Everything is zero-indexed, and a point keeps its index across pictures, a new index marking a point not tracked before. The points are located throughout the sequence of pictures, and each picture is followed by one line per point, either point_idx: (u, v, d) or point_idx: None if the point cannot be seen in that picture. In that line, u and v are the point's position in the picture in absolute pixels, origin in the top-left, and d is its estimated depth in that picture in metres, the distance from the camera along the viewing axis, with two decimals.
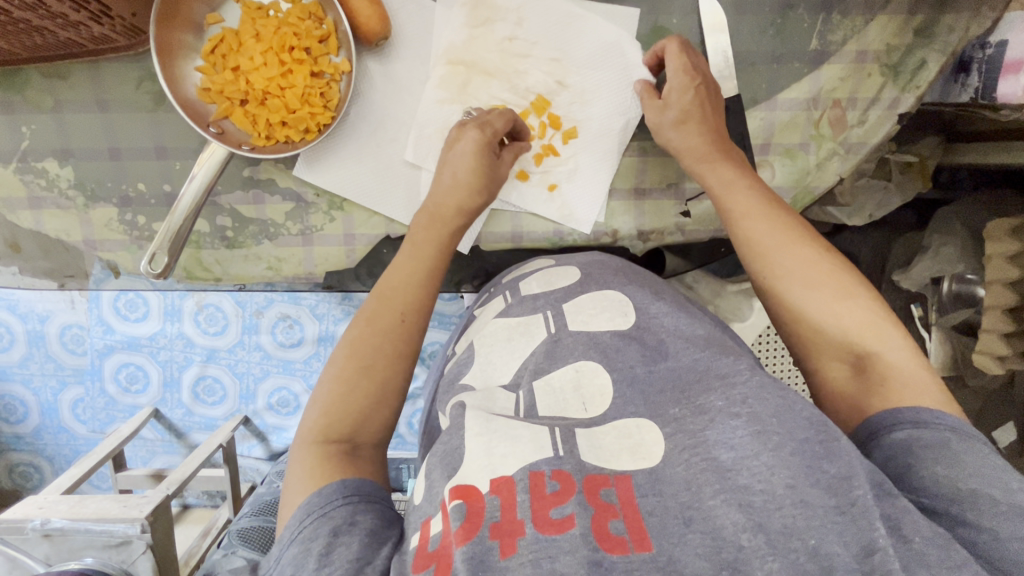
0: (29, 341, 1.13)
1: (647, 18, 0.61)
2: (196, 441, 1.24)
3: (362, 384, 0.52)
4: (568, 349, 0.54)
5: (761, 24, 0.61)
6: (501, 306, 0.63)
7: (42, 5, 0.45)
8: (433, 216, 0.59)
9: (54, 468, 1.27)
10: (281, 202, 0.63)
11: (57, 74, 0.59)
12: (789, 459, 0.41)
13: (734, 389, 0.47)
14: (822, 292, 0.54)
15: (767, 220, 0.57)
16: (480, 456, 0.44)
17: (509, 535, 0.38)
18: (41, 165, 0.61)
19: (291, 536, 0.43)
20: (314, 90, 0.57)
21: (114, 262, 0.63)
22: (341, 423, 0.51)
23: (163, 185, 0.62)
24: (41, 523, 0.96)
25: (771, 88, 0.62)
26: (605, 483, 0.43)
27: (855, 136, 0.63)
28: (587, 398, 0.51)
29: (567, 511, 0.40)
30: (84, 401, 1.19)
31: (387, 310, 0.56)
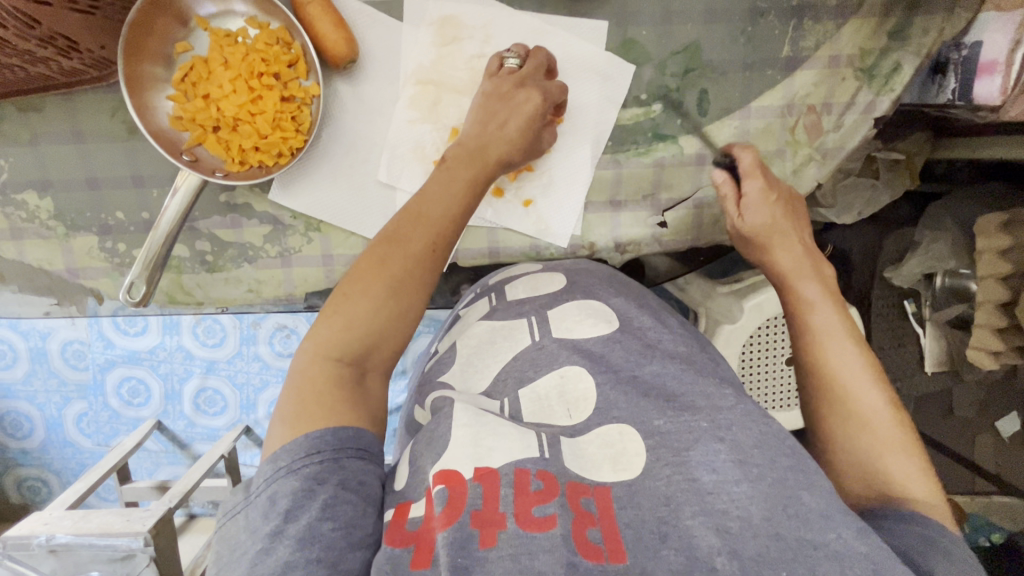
0: (31, 358, 1.14)
1: (615, 30, 0.60)
2: (198, 452, 1.26)
3: (387, 304, 0.50)
4: (553, 357, 0.55)
5: (731, 32, 0.60)
6: (485, 308, 0.63)
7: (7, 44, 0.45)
8: (474, 155, 0.57)
9: (60, 482, 1.29)
10: (258, 225, 0.63)
11: (32, 107, 0.59)
12: (767, 492, 0.42)
13: (720, 415, 0.48)
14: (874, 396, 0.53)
15: (836, 320, 0.57)
16: (467, 444, 0.45)
17: (491, 526, 0.40)
18: (22, 197, 0.61)
19: (291, 466, 0.43)
20: (285, 114, 0.57)
21: (97, 289, 0.64)
22: (358, 340, 0.48)
23: (141, 213, 0.62)
24: (47, 539, 0.98)
25: (743, 97, 0.62)
26: (585, 492, 0.44)
27: (831, 141, 0.63)
28: (572, 404, 0.52)
29: (548, 511, 0.41)
30: (86, 416, 1.21)
31: (417, 238, 0.52)
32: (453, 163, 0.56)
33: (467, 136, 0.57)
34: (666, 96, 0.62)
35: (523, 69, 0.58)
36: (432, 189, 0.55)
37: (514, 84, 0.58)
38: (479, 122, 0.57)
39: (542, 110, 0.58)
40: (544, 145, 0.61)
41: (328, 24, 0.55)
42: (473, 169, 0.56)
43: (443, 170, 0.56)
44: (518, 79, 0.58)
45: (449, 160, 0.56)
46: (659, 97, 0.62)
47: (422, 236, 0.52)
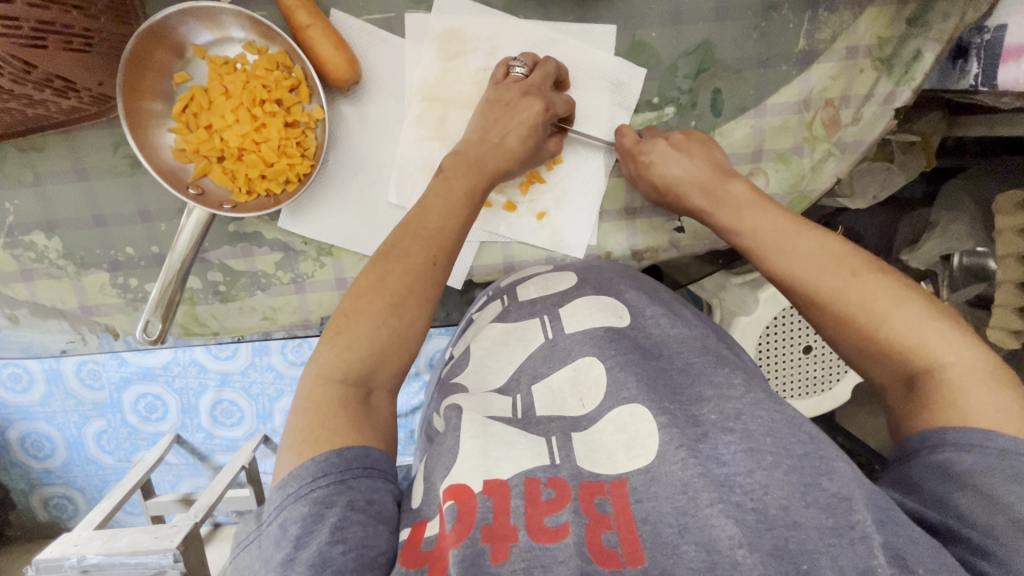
0: (48, 380, 1.14)
1: (624, 34, 0.58)
2: (220, 464, 1.27)
3: (390, 322, 0.48)
4: (565, 351, 0.55)
5: (744, 28, 0.58)
6: (498, 310, 0.62)
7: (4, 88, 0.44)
8: (473, 163, 0.55)
9: (87, 500, 1.30)
10: (269, 252, 0.62)
11: (33, 147, 0.58)
12: (785, 478, 0.42)
13: (728, 401, 0.48)
14: (872, 299, 0.48)
15: (766, 232, 0.54)
16: (475, 456, 0.45)
17: (501, 540, 0.40)
18: (29, 238, 0.61)
19: (299, 491, 0.42)
20: (290, 140, 0.56)
21: (112, 325, 0.63)
22: (362, 361, 0.47)
23: (151, 247, 0.61)
24: (78, 560, 0.99)
25: (758, 95, 0.60)
26: (600, 491, 0.43)
27: (850, 135, 0.61)
28: (585, 393, 0.52)
29: (561, 520, 0.41)
30: (107, 435, 1.22)
31: (416, 248, 0.51)
32: (449, 172, 0.55)
33: (461, 146, 0.56)
34: (679, 98, 0.60)
35: (529, 79, 0.57)
36: (429, 198, 0.53)
37: (517, 93, 0.56)
38: (478, 130, 0.56)
39: (543, 120, 0.56)
40: (547, 154, 0.59)
41: (329, 47, 0.53)
42: (473, 179, 0.55)
43: (439, 180, 0.55)
44: (515, 90, 0.56)
45: (445, 171, 0.55)
46: (672, 100, 0.60)
47: (419, 244, 0.51)
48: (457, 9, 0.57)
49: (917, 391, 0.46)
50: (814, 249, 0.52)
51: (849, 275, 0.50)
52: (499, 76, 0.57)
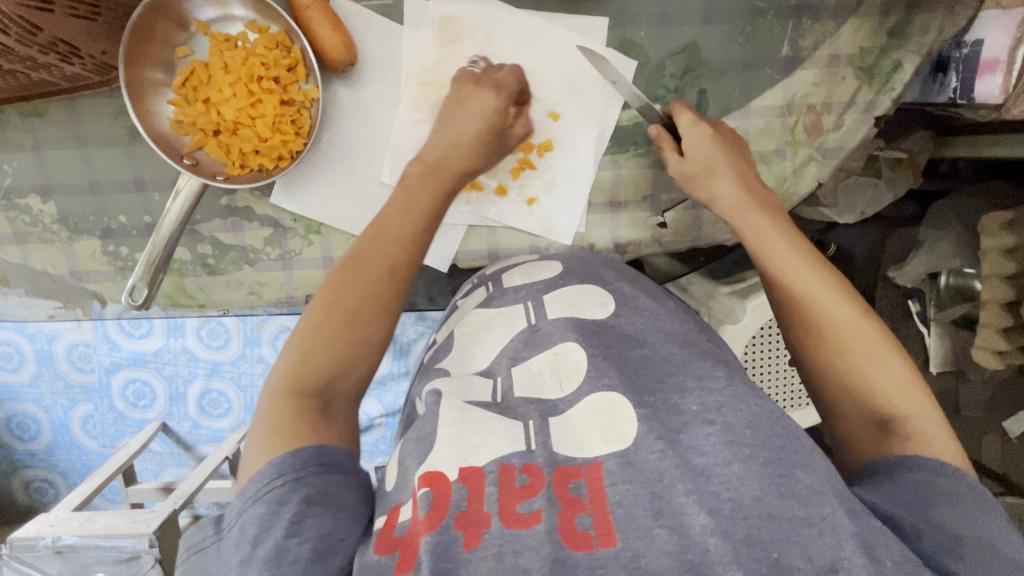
0: (37, 361, 1.15)
1: (615, 30, 0.60)
2: (203, 453, 1.27)
3: (349, 329, 0.49)
4: (547, 336, 0.56)
5: (730, 32, 0.60)
6: (482, 297, 0.63)
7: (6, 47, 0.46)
8: (434, 168, 0.56)
9: (68, 483, 1.30)
10: (259, 228, 0.64)
11: (36, 112, 0.60)
12: (759, 471, 0.42)
13: (710, 395, 0.48)
14: (872, 338, 0.51)
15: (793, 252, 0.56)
16: (452, 444, 0.46)
17: (475, 527, 0.40)
18: (25, 202, 0.62)
19: (256, 494, 0.43)
20: (285, 117, 0.58)
21: (100, 293, 0.65)
22: (320, 369, 0.48)
23: (143, 216, 0.63)
24: (52, 540, 1.03)
25: (743, 96, 0.62)
26: (575, 475, 0.43)
27: (831, 141, 0.63)
28: (565, 376, 0.52)
29: (533, 507, 0.41)
30: (93, 418, 1.22)
31: (374, 262, 0.51)
32: (412, 180, 0.55)
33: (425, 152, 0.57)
34: (666, 96, 0.62)
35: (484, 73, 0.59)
36: (389, 209, 0.53)
37: (469, 85, 0.58)
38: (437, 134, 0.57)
39: (499, 109, 0.57)
40: (513, 135, 0.60)
41: (326, 27, 0.55)
42: (436, 187, 0.55)
43: (401, 189, 0.55)
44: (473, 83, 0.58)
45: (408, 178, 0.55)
46: (658, 98, 0.62)
47: (380, 255, 0.52)
48: None
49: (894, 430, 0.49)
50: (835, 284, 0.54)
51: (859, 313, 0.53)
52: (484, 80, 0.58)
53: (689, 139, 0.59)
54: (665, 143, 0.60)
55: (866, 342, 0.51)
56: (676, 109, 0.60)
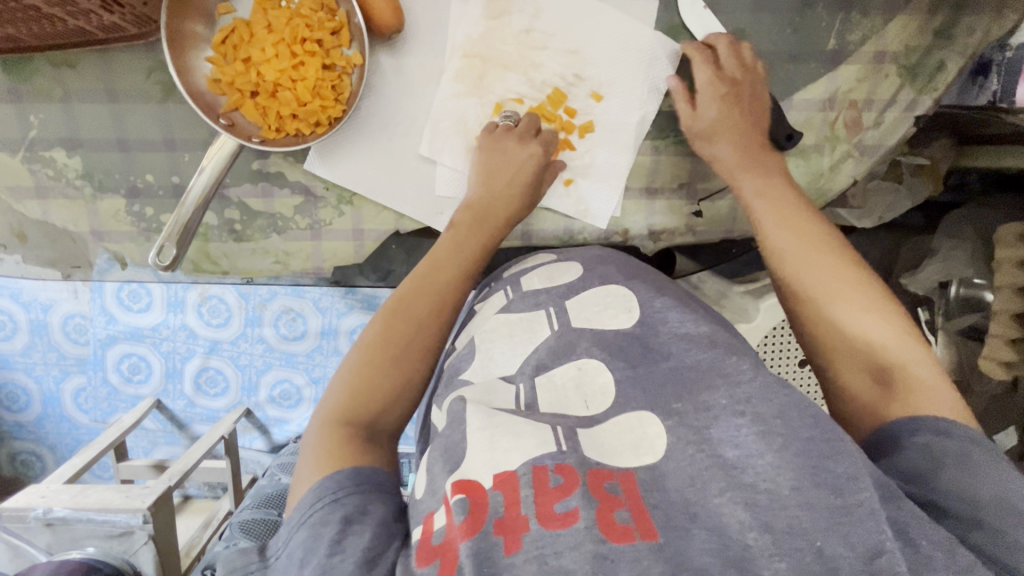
0: (30, 330, 1.23)
1: (663, 14, 0.60)
2: (197, 432, 1.33)
3: (395, 373, 0.53)
4: (570, 347, 0.54)
5: (779, 23, 0.60)
6: (502, 302, 0.62)
7: None
8: (480, 218, 0.61)
9: (55, 458, 1.37)
10: (290, 195, 0.62)
11: (67, 63, 0.58)
12: (793, 460, 0.40)
13: (737, 387, 0.46)
14: (860, 292, 0.54)
15: (782, 215, 0.58)
16: (483, 451, 0.43)
17: (514, 532, 0.38)
18: (50, 155, 0.60)
19: (299, 520, 0.43)
20: (326, 82, 0.56)
21: (121, 253, 0.63)
22: (364, 407, 0.51)
23: (171, 177, 0.61)
24: (44, 512, 1.03)
25: (786, 88, 0.62)
26: (609, 475, 0.42)
27: (871, 138, 0.63)
28: (589, 396, 0.50)
29: (571, 506, 0.39)
30: (85, 392, 1.30)
31: (420, 301, 0.56)
32: (460, 225, 0.60)
33: (470, 199, 0.61)
34: None
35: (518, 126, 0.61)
36: (439, 253, 0.59)
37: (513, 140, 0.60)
38: (482, 183, 0.61)
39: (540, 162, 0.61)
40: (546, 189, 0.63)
41: None
42: (482, 233, 0.60)
43: (449, 233, 0.60)
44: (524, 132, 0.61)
45: (457, 223, 0.60)
46: None
47: (422, 297, 0.57)
48: None
49: (889, 383, 0.50)
50: (824, 248, 0.57)
51: (846, 270, 0.56)
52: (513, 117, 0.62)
53: (711, 94, 0.60)
54: (681, 96, 0.61)
55: (856, 294, 0.54)
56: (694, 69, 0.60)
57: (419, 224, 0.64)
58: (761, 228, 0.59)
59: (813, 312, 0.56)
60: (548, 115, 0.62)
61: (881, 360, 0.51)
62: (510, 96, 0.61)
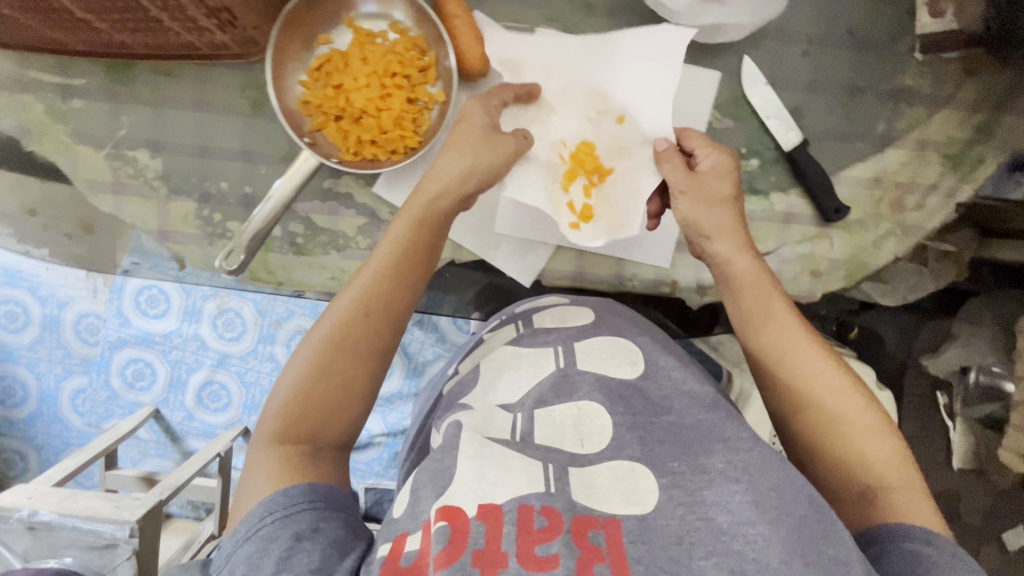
0: (43, 325, 1.25)
1: (726, 84, 0.64)
2: (190, 447, 1.29)
3: (324, 381, 0.50)
4: (573, 384, 0.52)
5: (832, 104, 0.64)
6: (512, 334, 0.62)
7: (180, 8, 0.48)
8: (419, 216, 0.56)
9: (39, 459, 1.32)
10: (355, 216, 0.65)
11: (167, 73, 0.61)
12: (785, 535, 0.39)
13: (736, 454, 0.44)
14: (850, 403, 0.52)
15: (782, 314, 0.56)
16: (471, 478, 0.42)
17: (491, 565, 0.37)
18: (133, 154, 0.62)
19: (246, 535, 0.43)
20: (407, 114, 0.60)
21: (182, 255, 0.64)
22: (301, 422, 0.49)
23: (244, 187, 0.63)
24: (29, 514, 1.00)
25: (836, 163, 0.65)
26: (594, 524, 0.41)
27: (912, 219, 0.66)
28: (586, 435, 0.48)
29: (552, 550, 0.38)
30: (84, 393, 1.27)
31: (353, 303, 0.53)
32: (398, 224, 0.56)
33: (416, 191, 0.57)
34: (764, 153, 0.65)
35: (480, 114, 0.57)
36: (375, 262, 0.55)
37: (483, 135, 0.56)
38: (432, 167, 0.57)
39: (489, 125, 0.57)
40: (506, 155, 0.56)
41: (470, 38, 0.58)
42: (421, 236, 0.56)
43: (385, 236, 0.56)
44: (494, 122, 0.57)
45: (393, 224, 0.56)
46: (757, 153, 0.65)
47: (354, 300, 0.53)
48: (512, 41, 0.62)
49: (870, 497, 0.49)
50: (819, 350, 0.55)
51: (839, 374, 0.54)
52: (492, 106, 0.57)
53: (705, 166, 0.57)
54: (670, 159, 0.57)
55: (852, 402, 0.52)
56: (686, 134, 0.59)
57: (475, 256, 0.66)
58: (751, 324, 0.57)
59: (803, 418, 0.53)
60: (585, 155, 0.60)
61: (868, 474, 0.50)
62: (552, 138, 0.61)
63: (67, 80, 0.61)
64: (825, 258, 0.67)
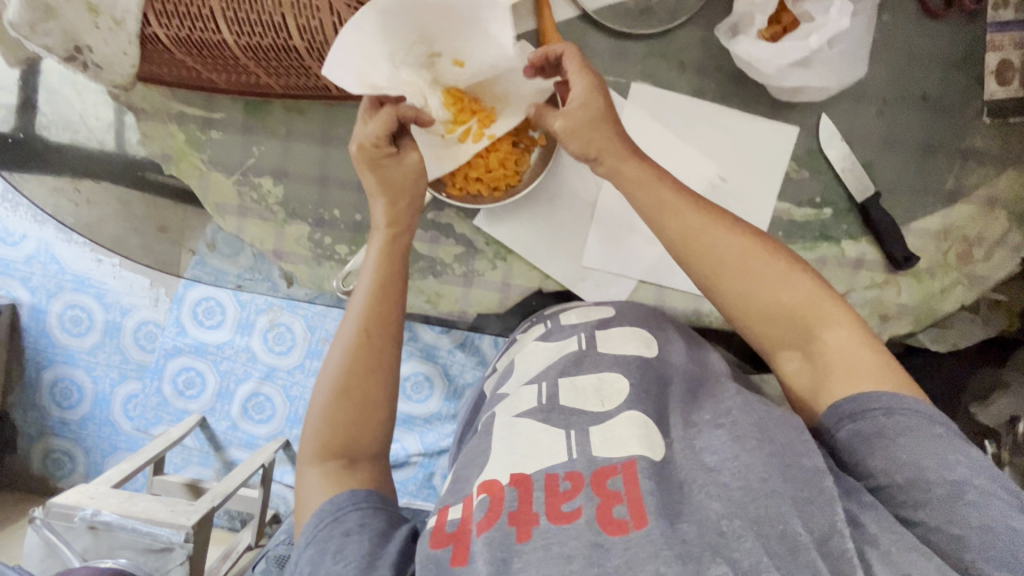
0: (105, 330, 1.27)
1: (805, 138, 0.68)
2: (231, 458, 1.24)
3: (348, 398, 0.53)
4: (595, 361, 0.57)
5: (905, 161, 0.69)
6: (541, 331, 0.65)
7: (327, 51, 0.55)
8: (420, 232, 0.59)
9: (86, 461, 1.30)
10: (454, 244, 0.70)
11: (297, 110, 0.68)
12: (766, 458, 0.44)
13: (719, 404, 0.51)
14: (847, 351, 0.51)
15: (762, 278, 0.55)
16: (504, 454, 0.48)
17: (525, 524, 0.42)
18: (259, 181, 0.69)
19: (307, 542, 0.46)
20: (511, 155, 0.65)
21: (293, 273, 0.71)
22: (335, 440, 0.52)
23: (355, 214, 0.69)
24: (91, 513, 1.04)
25: (907, 215, 0.69)
26: (612, 472, 0.45)
27: (980, 270, 0.69)
28: (606, 396, 0.53)
29: (575, 505, 0.42)
30: (137, 398, 1.27)
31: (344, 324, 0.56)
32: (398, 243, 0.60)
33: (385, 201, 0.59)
34: (838, 203, 0.69)
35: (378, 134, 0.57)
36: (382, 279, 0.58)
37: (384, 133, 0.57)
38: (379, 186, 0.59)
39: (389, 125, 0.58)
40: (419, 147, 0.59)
41: None
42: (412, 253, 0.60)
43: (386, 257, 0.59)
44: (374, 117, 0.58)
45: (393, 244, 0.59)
46: (831, 203, 0.69)
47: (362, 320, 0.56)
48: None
49: (819, 363, 0.52)
50: (795, 296, 0.54)
51: (826, 318, 0.53)
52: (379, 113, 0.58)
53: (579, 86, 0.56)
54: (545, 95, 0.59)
55: (847, 346, 0.51)
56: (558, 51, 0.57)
57: (564, 286, 0.71)
58: (735, 304, 0.56)
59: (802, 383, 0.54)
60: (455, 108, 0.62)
61: None
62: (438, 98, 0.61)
63: (208, 114, 0.68)
64: (893, 304, 0.70)
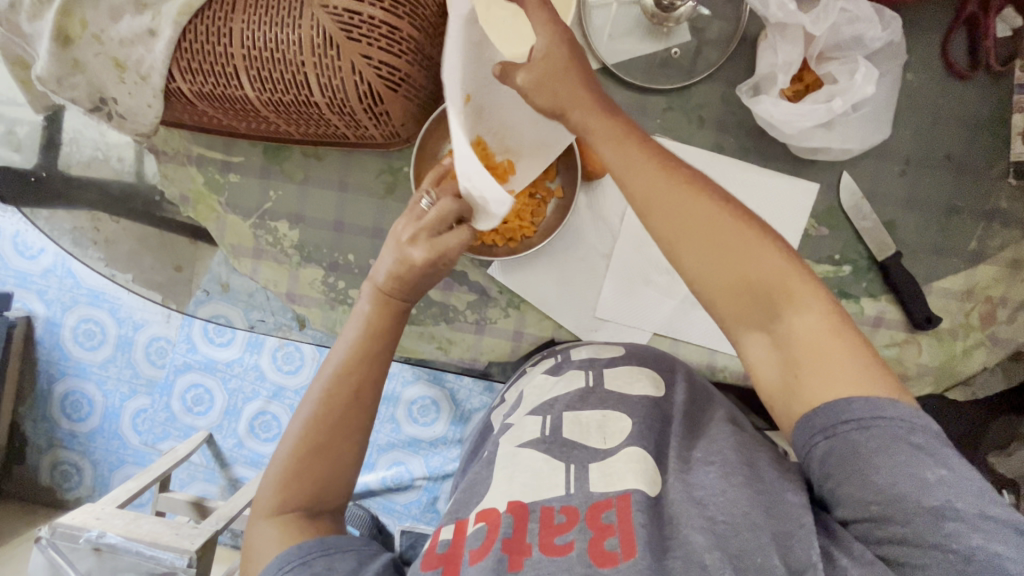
0: (117, 344, 1.25)
1: (825, 194, 0.67)
2: (237, 475, 1.23)
3: (320, 458, 0.51)
4: (599, 398, 0.57)
5: (927, 220, 0.67)
6: (551, 364, 0.64)
7: (346, 105, 0.54)
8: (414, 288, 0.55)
9: (93, 474, 1.30)
10: (467, 292, 0.69)
11: (315, 156, 0.68)
12: (752, 495, 0.45)
13: (714, 442, 0.51)
14: (823, 340, 0.43)
15: (729, 245, 0.46)
16: (501, 483, 0.50)
17: (517, 553, 0.44)
18: (275, 225, 0.69)
19: None
20: (527, 207, 0.65)
21: (305, 316, 0.70)
22: (301, 491, 0.50)
23: (369, 259, 0.69)
24: (97, 535, 1.00)
25: (929, 274, 0.68)
26: (607, 506, 0.46)
27: (1004, 332, 0.68)
28: (609, 434, 0.53)
29: (568, 539, 0.44)
30: (144, 413, 1.26)
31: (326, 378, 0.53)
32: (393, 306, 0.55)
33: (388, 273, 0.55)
34: (857, 260, 0.68)
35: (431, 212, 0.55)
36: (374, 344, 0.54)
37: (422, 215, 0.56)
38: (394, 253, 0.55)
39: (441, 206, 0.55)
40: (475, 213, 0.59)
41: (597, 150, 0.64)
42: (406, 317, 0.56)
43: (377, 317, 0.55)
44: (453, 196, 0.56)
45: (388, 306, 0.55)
46: (852, 261, 0.68)
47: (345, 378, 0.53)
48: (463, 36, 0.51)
49: (785, 349, 0.45)
50: (762, 266, 0.45)
51: (795, 295, 0.45)
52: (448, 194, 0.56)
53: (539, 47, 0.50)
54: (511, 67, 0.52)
55: (817, 334, 0.44)
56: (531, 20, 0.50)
57: (576, 336, 0.70)
58: (697, 277, 0.47)
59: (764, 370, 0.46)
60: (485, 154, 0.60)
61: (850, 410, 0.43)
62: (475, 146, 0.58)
63: (228, 157, 0.68)
64: (914, 363, 0.69)
